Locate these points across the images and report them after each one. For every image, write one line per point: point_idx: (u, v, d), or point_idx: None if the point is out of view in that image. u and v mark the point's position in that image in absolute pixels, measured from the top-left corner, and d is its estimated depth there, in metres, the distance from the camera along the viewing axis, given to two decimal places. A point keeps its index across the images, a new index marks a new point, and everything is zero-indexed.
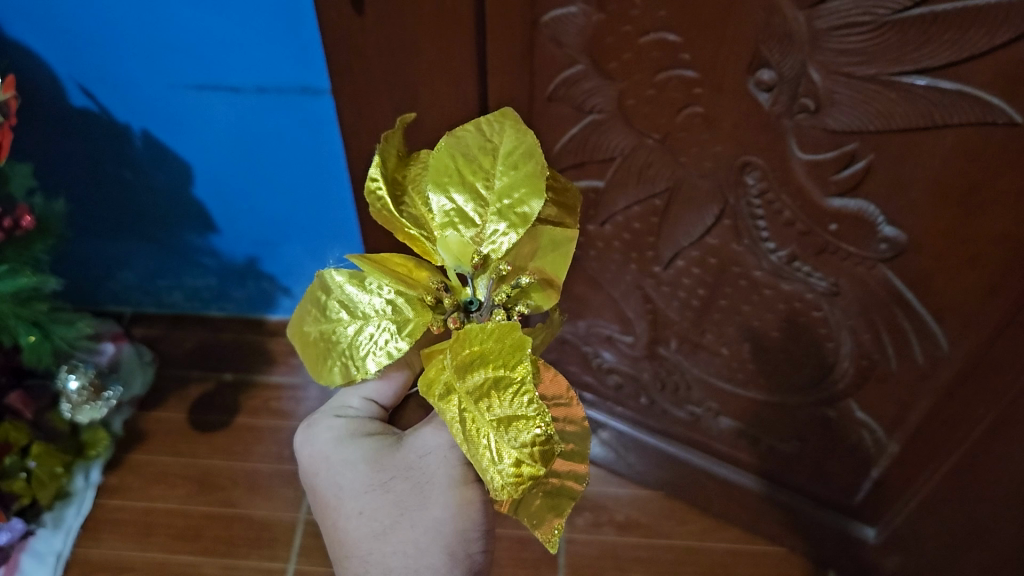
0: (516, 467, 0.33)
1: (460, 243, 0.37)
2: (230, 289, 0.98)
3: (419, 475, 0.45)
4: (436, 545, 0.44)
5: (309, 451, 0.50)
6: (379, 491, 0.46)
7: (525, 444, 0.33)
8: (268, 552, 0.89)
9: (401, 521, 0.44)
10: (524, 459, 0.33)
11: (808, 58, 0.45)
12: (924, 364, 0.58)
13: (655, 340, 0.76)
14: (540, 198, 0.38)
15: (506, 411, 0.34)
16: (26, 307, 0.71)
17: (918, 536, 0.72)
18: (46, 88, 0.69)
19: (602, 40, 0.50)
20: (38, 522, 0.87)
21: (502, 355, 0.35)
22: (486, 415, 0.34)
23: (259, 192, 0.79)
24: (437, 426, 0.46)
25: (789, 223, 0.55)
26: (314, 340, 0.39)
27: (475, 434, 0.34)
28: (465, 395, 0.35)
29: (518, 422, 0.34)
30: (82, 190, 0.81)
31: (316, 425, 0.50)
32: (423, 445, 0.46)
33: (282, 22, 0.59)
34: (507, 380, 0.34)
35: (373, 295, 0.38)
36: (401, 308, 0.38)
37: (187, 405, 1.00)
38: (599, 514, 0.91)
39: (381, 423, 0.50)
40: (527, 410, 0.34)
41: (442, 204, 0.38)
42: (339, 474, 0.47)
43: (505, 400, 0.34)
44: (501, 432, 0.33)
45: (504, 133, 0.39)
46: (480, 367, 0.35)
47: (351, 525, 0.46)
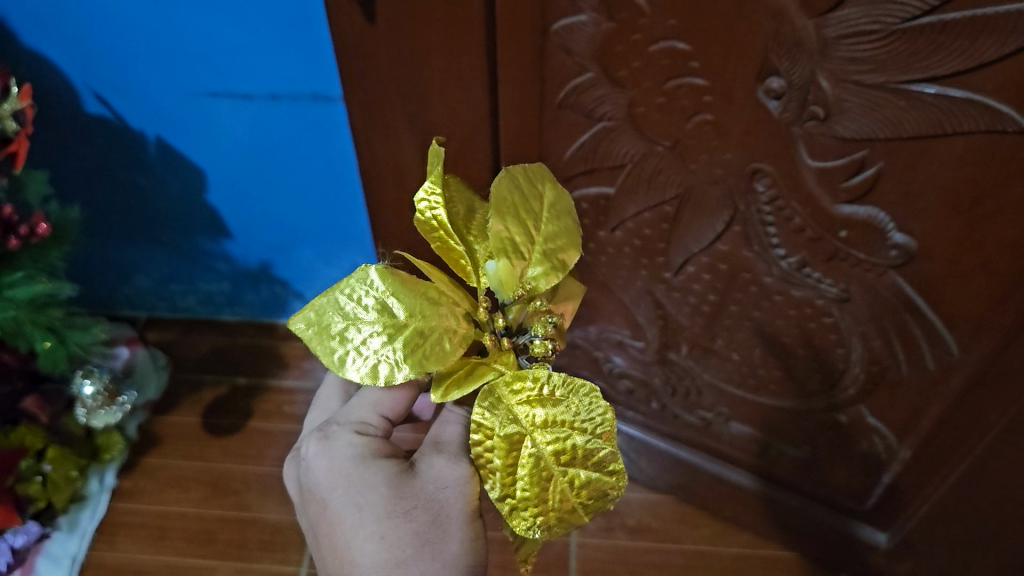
0: (569, 510, 0.39)
1: (508, 269, 0.39)
2: (243, 294, 0.99)
3: (439, 507, 0.46)
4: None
5: (323, 465, 0.48)
6: (401, 517, 0.45)
7: (585, 494, 0.39)
8: (280, 555, 0.90)
9: (422, 550, 0.45)
10: (580, 505, 0.39)
11: (817, 66, 0.45)
12: (935, 370, 0.58)
13: (666, 346, 0.76)
14: (575, 254, 0.42)
15: (577, 458, 0.39)
16: (42, 313, 0.72)
17: (929, 541, 0.72)
18: (62, 96, 0.70)
19: (612, 48, 0.50)
20: (53, 525, 0.88)
21: (577, 406, 0.39)
22: (550, 456, 0.38)
23: (273, 198, 0.80)
24: (453, 458, 0.47)
25: (799, 229, 0.55)
26: (343, 334, 0.37)
27: (533, 471, 0.38)
28: (528, 430, 0.38)
29: (585, 471, 0.39)
30: (96, 196, 0.82)
31: (334, 439, 0.49)
32: (442, 478, 0.47)
33: (293, 28, 0.60)
34: (584, 430, 0.39)
35: (420, 301, 0.39)
36: (448, 322, 0.39)
37: (201, 408, 1.01)
38: (611, 518, 0.91)
39: (394, 447, 0.50)
40: (601, 464, 0.39)
41: (501, 231, 0.39)
42: (359, 494, 0.46)
43: (575, 447, 0.38)
44: (569, 479, 0.38)
45: (546, 185, 0.41)
46: (550, 407, 0.39)
47: (367, 549, 0.45)
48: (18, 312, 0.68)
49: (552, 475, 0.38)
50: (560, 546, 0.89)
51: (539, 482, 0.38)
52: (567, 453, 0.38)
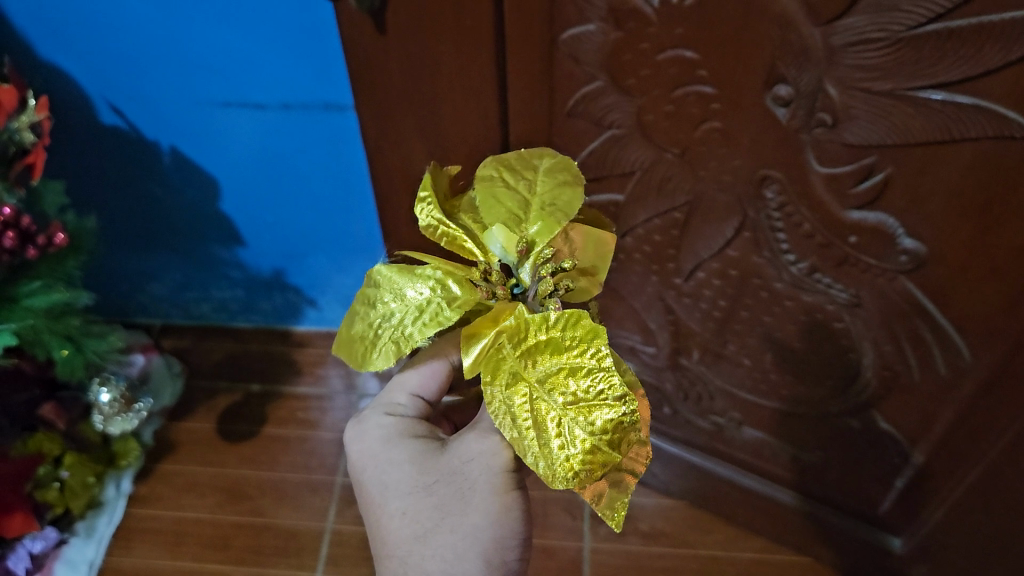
0: (596, 451, 0.38)
1: (506, 233, 0.42)
2: (258, 301, 1.00)
3: (461, 480, 0.47)
4: (472, 550, 0.46)
5: (358, 448, 0.52)
6: (423, 492, 0.48)
7: (599, 430, 0.38)
8: (295, 561, 0.90)
9: (440, 524, 0.46)
10: (600, 445, 0.38)
11: (824, 73, 0.45)
12: (947, 375, 0.57)
13: (677, 351, 0.76)
14: (577, 199, 0.43)
15: (582, 397, 0.38)
16: (59, 322, 0.72)
17: (943, 547, 0.72)
18: (78, 107, 0.71)
19: (621, 57, 0.50)
20: (71, 530, 0.89)
21: (575, 343, 0.39)
22: (559, 400, 0.38)
23: (286, 208, 0.80)
24: (483, 432, 0.47)
25: (808, 235, 0.55)
26: (360, 331, 0.41)
27: (548, 420, 0.38)
28: (534, 382, 0.38)
29: (597, 409, 0.38)
30: (113, 206, 0.83)
31: (367, 422, 0.52)
32: (467, 451, 0.47)
33: (304, 38, 0.61)
34: (582, 367, 0.38)
35: (417, 279, 0.42)
36: (449, 286, 0.42)
37: (216, 415, 1.02)
38: (624, 523, 0.92)
39: (427, 425, 0.52)
40: (606, 396, 0.38)
41: (485, 200, 0.43)
42: (386, 473, 0.50)
43: (582, 386, 0.38)
44: (577, 419, 0.38)
45: (544, 158, 0.45)
46: (546, 356, 0.39)
47: (394, 525, 0.48)
48: (37, 321, 0.69)
49: (561, 419, 0.38)
50: (573, 551, 0.90)
51: (556, 430, 0.38)
52: (574, 396, 0.38)
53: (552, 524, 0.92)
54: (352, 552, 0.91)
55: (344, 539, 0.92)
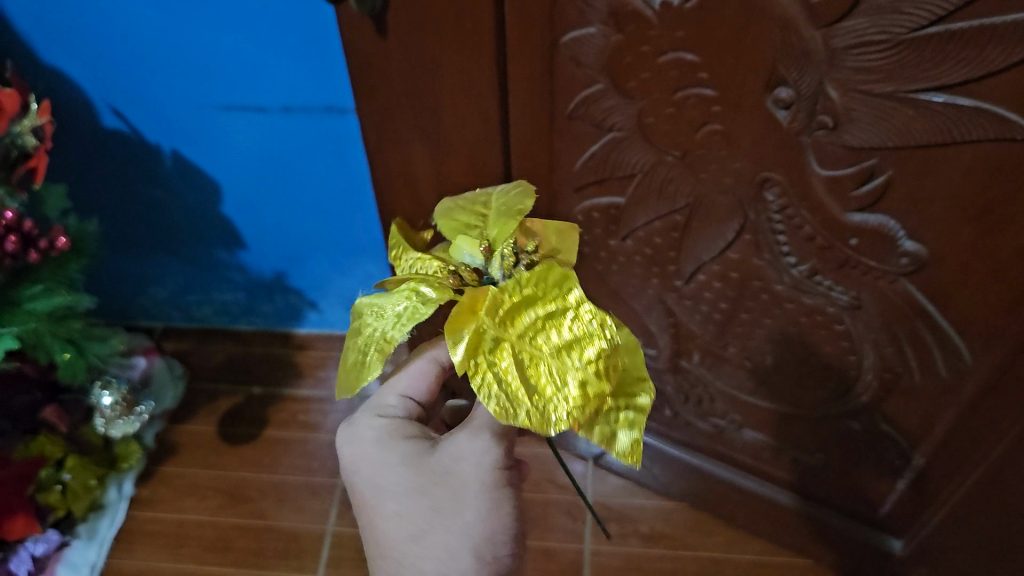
0: (588, 386, 0.39)
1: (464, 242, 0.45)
2: (259, 304, 1.00)
3: (454, 479, 0.47)
4: (466, 548, 0.47)
5: (349, 451, 0.51)
6: (416, 493, 0.48)
7: (585, 365, 0.39)
8: (296, 563, 0.90)
9: (434, 523, 0.47)
10: (590, 378, 0.39)
11: (825, 76, 0.45)
12: (948, 377, 0.57)
13: (677, 353, 0.76)
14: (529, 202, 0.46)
15: (563, 339, 0.39)
16: (61, 325, 0.72)
17: (943, 549, 0.72)
18: (80, 110, 0.71)
19: (622, 60, 0.50)
20: (73, 533, 0.89)
21: (546, 291, 0.40)
22: (542, 348, 0.39)
23: (287, 211, 0.81)
24: (472, 431, 0.48)
25: (809, 238, 0.55)
26: (352, 359, 0.41)
27: (537, 370, 0.38)
28: (517, 336, 0.39)
29: (579, 347, 0.39)
30: (115, 209, 0.83)
31: (356, 425, 0.52)
32: (459, 450, 0.48)
33: (305, 42, 0.61)
34: (558, 312, 0.39)
35: (392, 296, 0.42)
36: (422, 291, 0.42)
37: (217, 417, 1.02)
38: (625, 525, 0.92)
39: (418, 425, 0.52)
40: (585, 333, 0.40)
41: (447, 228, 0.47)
42: (377, 475, 0.49)
43: (562, 330, 0.39)
44: (563, 360, 0.39)
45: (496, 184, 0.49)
46: (523, 313, 0.39)
47: (388, 526, 0.48)
48: (40, 325, 0.69)
49: (547, 366, 0.39)
50: (574, 553, 0.90)
51: (547, 375, 0.38)
52: (555, 340, 0.39)
53: (553, 526, 0.92)
54: (352, 554, 0.91)
55: (345, 541, 0.92)
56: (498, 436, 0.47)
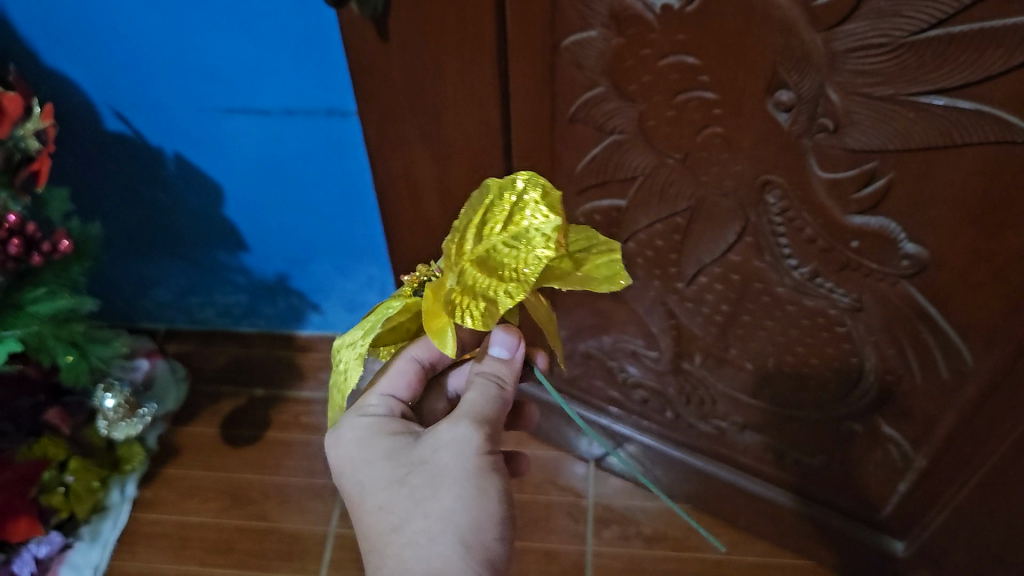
0: (550, 229, 0.40)
1: None
2: (261, 306, 1.00)
3: (433, 467, 0.46)
4: (449, 535, 0.45)
5: (335, 453, 0.51)
6: (396, 486, 0.47)
7: (533, 223, 0.41)
8: (299, 565, 0.90)
9: (415, 513, 0.46)
10: (543, 226, 0.40)
11: (826, 79, 0.45)
12: (950, 379, 0.57)
13: (679, 355, 0.76)
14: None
15: (502, 219, 0.41)
16: (64, 328, 0.72)
17: (946, 550, 0.72)
18: (82, 113, 0.71)
19: (623, 63, 0.50)
20: (76, 535, 0.89)
21: (472, 211, 0.42)
22: (490, 241, 0.41)
23: (288, 212, 0.81)
24: (453, 420, 0.47)
25: (810, 240, 0.55)
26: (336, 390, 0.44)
27: (498, 259, 0.40)
28: (472, 251, 0.41)
29: (521, 217, 0.41)
30: (118, 211, 0.84)
31: (340, 427, 0.51)
32: (438, 439, 0.47)
33: (307, 44, 0.61)
34: (489, 209, 0.41)
35: (360, 324, 0.45)
36: (392, 303, 0.45)
37: (219, 419, 1.02)
38: (627, 527, 0.92)
39: (403, 421, 0.52)
40: (518, 204, 0.41)
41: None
42: (360, 472, 0.49)
43: (497, 217, 0.41)
44: (510, 234, 0.41)
45: None
46: (464, 237, 0.41)
47: (372, 521, 0.47)
48: (42, 327, 0.69)
49: (501, 249, 0.40)
50: (576, 555, 0.90)
51: (509, 249, 0.40)
52: (497, 225, 0.41)
53: (556, 528, 0.92)
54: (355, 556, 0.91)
55: (348, 543, 0.92)
56: (477, 423, 0.47)
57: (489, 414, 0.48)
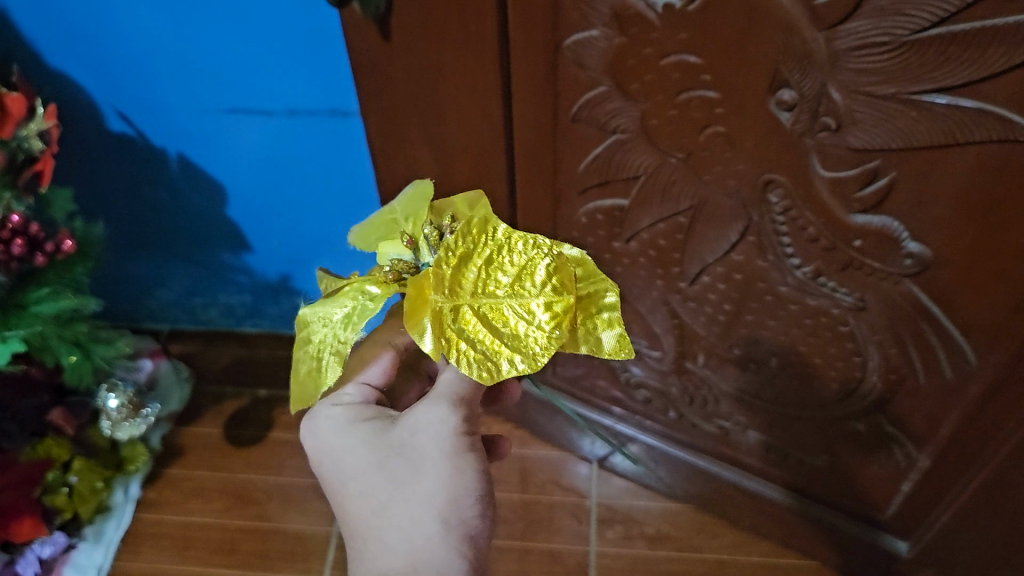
0: (555, 301, 0.42)
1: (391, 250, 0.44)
2: (264, 306, 1.00)
3: (412, 451, 0.48)
4: (429, 514, 0.46)
5: (313, 442, 0.52)
6: (377, 471, 0.48)
7: (539, 287, 0.42)
8: (302, 565, 0.90)
9: (397, 496, 0.47)
10: (550, 296, 0.42)
11: (828, 78, 0.45)
12: (953, 379, 0.57)
13: (682, 355, 0.76)
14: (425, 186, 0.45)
15: (509, 275, 0.42)
16: (68, 328, 0.73)
17: (950, 550, 0.72)
18: (86, 114, 0.71)
19: (624, 62, 0.50)
20: (79, 535, 0.89)
21: (476, 247, 0.41)
22: (496, 292, 0.41)
23: (289, 212, 0.81)
24: (429, 401, 0.48)
25: (813, 239, 0.55)
26: (306, 369, 0.44)
27: (501, 313, 0.41)
28: (472, 295, 0.41)
29: (530, 278, 0.42)
30: (121, 212, 0.84)
31: (316, 416, 0.52)
32: (415, 423, 0.48)
33: (309, 44, 0.61)
34: (497, 260, 0.42)
35: (333, 300, 0.44)
36: (367, 288, 0.44)
37: (223, 420, 1.03)
38: (630, 527, 0.92)
39: (377, 407, 0.52)
40: (526, 264, 0.42)
41: (363, 246, 0.46)
42: (341, 459, 0.50)
43: (505, 269, 0.42)
44: (515, 293, 0.41)
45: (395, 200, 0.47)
46: (470, 275, 0.41)
47: (356, 506, 0.49)
48: (45, 328, 0.69)
49: (507, 305, 0.41)
50: (580, 555, 0.90)
51: (510, 307, 0.41)
52: (506, 279, 0.41)
53: (558, 528, 0.92)
54: None
55: None
56: (454, 404, 0.47)
57: (467, 396, 0.48)
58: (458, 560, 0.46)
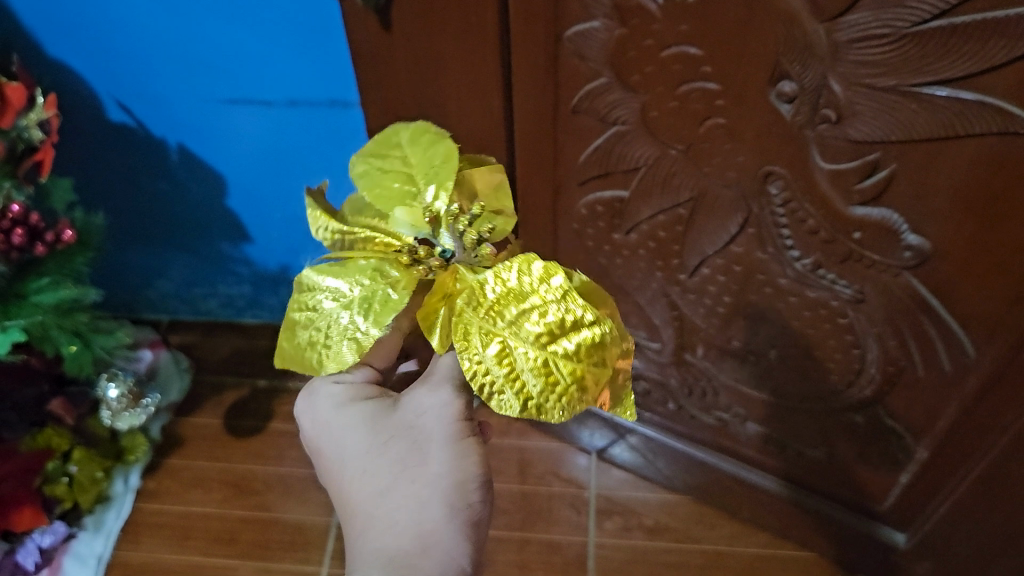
0: (580, 366, 0.40)
1: (409, 213, 0.43)
2: (264, 297, 1.00)
3: (418, 434, 0.49)
4: (434, 497, 0.47)
5: (311, 417, 0.51)
6: (380, 451, 0.49)
7: (570, 349, 0.40)
8: (301, 555, 0.91)
9: (401, 477, 0.48)
10: (578, 362, 0.40)
11: (829, 70, 0.45)
12: (951, 371, 0.57)
13: (681, 347, 0.76)
14: (450, 149, 0.45)
15: (546, 327, 0.40)
16: (68, 317, 0.73)
17: (947, 541, 0.72)
18: (85, 103, 0.71)
19: (625, 54, 0.50)
20: (79, 525, 0.89)
21: (526, 287, 0.41)
22: (527, 337, 0.39)
23: (289, 204, 0.81)
24: (433, 385, 0.49)
25: (812, 231, 0.55)
26: (308, 339, 0.42)
27: (522, 359, 0.39)
28: (505, 326, 0.40)
29: (568, 338, 0.40)
30: (120, 202, 0.84)
31: (316, 392, 0.52)
32: (421, 406, 0.49)
33: (309, 35, 0.61)
34: (542, 309, 0.40)
35: (351, 275, 0.42)
36: (388, 272, 0.42)
37: (222, 410, 1.03)
38: (629, 518, 0.93)
39: (377, 388, 0.52)
40: (570, 321, 0.40)
41: (368, 183, 0.45)
42: (341, 437, 0.50)
43: (547, 317, 0.40)
44: (546, 345, 0.39)
45: (401, 138, 0.47)
46: (508, 308, 0.40)
47: (357, 484, 0.49)
48: (46, 317, 0.70)
49: (533, 353, 0.39)
50: (578, 545, 0.91)
51: (533, 356, 0.39)
52: (544, 331, 0.40)
53: (557, 519, 0.93)
54: None
55: None
56: (458, 389, 0.49)
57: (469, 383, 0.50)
58: (463, 542, 0.47)
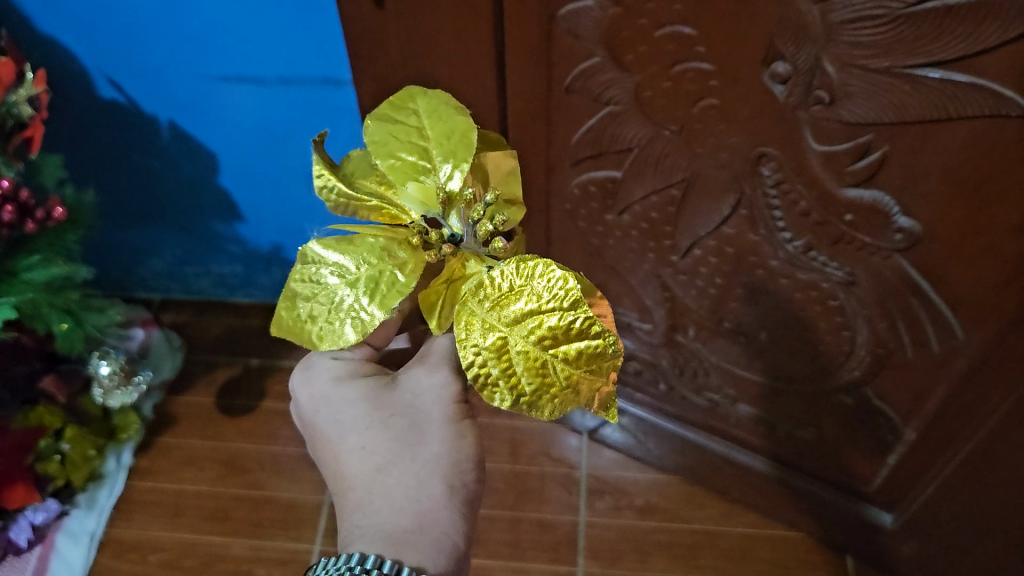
0: (577, 372, 0.39)
1: (421, 189, 0.41)
2: (256, 276, 0.99)
3: (417, 413, 0.49)
4: (433, 475, 0.48)
5: (308, 391, 0.52)
6: (379, 427, 0.49)
7: (570, 355, 0.38)
8: (294, 533, 0.91)
9: (401, 454, 0.48)
10: (575, 369, 0.38)
11: (823, 51, 0.45)
12: (940, 353, 0.58)
13: (673, 328, 0.76)
14: (470, 128, 0.42)
15: (548, 331, 0.38)
16: (60, 295, 0.73)
17: (932, 521, 0.73)
18: (75, 79, 0.71)
19: (619, 33, 0.50)
20: (72, 502, 0.90)
21: (536, 285, 0.39)
22: (526, 337, 0.38)
23: (281, 182, 0.80)
24: (431, 366, 0.51)
25: (804, 213, 0.55)
26: (309, 313, 0.40)
27: (516, 357, 0.38)
28: (507, 324, 0.39)
29: (569, 343, 0.38)
30: (112, 180, 0.83)
31: (315, 367, 0.52)
32: (419, 386, 0.50)
33: (302, 13, 0.60)
34: (548, 311, 0.38)
35: (355, 251, 0.41)
36: (395, 252, 0.41)
37: (214, 389, 1.03)
38: (619, 498, 0.93)
39: (374, 367, 0.53)
40: (574, 327, 0.38)
41: (378, 149, 0.42)
42: (339, 412, 0.50)
43: (550, 319, 0.38)
44: (544, 348, 0.38)
45: (416, 99, 0.44)
46: (514, 304, 0.39)
47: (354, 459, 0.48)
48: (37, 295, 0.69)
49: (529, 354, 0.38)
50: (569, 525, 0.91)
51: (530, 355, 0.38)
52: (546, 334, 0.38)
53: (549, 498, 0.93)
54: None
55: None
56: (455, 371, 0.50)
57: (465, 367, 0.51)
58: (461, 521, 0.47)
